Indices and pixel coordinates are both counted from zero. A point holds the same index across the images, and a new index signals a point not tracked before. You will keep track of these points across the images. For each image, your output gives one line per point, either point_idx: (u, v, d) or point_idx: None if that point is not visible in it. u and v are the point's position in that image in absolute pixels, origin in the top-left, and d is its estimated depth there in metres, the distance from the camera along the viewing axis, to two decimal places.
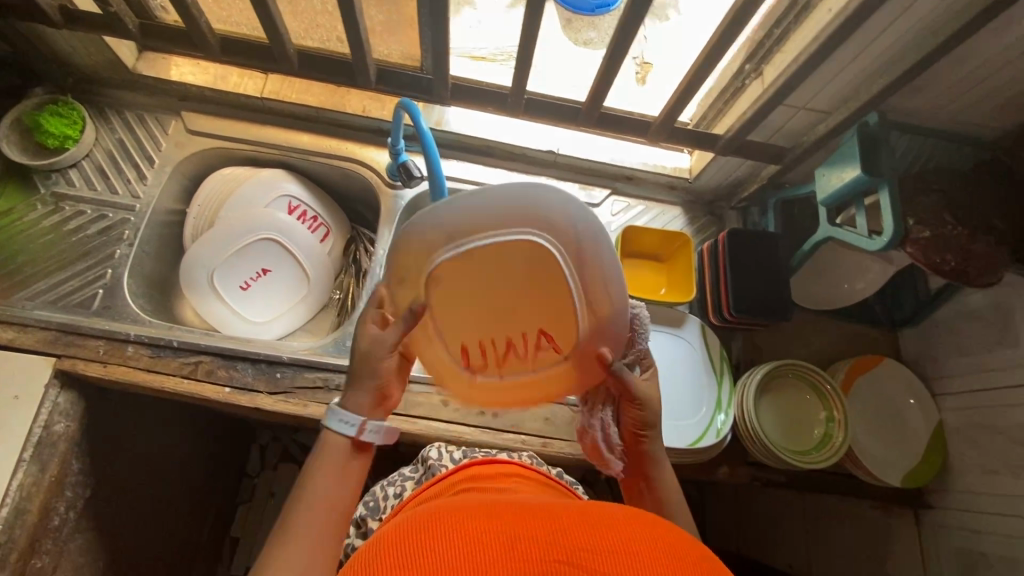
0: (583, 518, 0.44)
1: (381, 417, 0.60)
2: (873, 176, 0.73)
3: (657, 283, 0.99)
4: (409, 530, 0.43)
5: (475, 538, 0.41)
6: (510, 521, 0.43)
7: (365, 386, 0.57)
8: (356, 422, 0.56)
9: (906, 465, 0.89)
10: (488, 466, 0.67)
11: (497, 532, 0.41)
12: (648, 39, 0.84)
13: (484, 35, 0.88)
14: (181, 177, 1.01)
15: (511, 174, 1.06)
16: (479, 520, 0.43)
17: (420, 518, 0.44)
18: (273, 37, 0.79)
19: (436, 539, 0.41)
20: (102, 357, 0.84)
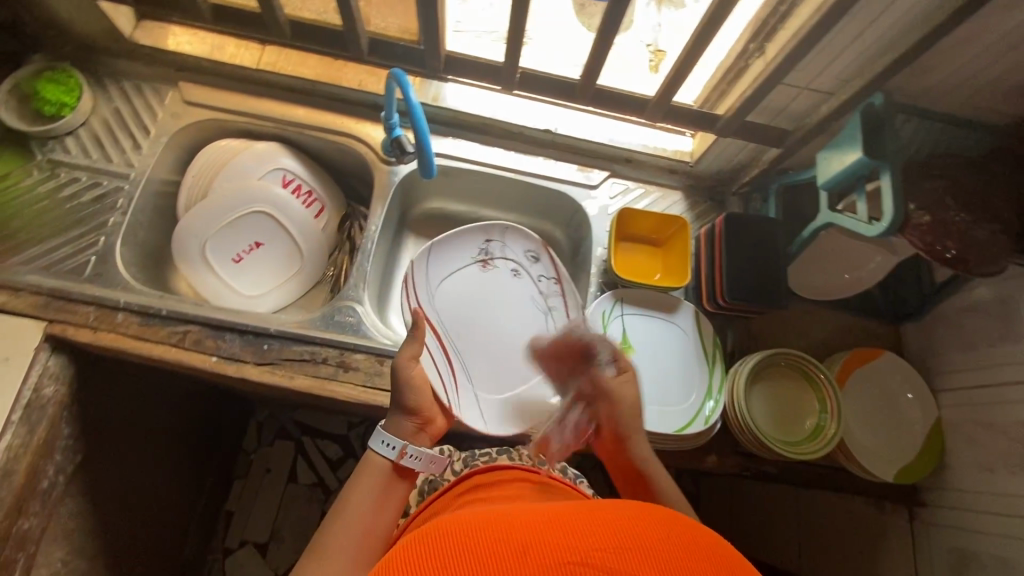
0: (595, 516, 0.41)
1: (424, 441, 0.73)
2: (873, 159, 0.71)
3: (653, 268, 0.97)
4: (416, 556, 0.38)
5: (487, 550, 0.37)
6: (528, 526, 0.40)
7: (403, 414, 0.71)
8: (396, 446, 0.67)
9: (900, 460, 0.87)
10: (488, 472, 0.69)
11: (512, 539, 0.38)
12: (662, 27, 0.77)
13: (496, 16, 0.82)
14: (177, 148, 1.00)
15: (508, 153, 1.04)
16: (487, 530, 0.39)
17: (424, 539, 0.40)
18: (265, 5, 0.78)
19: (447, 559, 0.37)
20: (93, 323, 0.84)
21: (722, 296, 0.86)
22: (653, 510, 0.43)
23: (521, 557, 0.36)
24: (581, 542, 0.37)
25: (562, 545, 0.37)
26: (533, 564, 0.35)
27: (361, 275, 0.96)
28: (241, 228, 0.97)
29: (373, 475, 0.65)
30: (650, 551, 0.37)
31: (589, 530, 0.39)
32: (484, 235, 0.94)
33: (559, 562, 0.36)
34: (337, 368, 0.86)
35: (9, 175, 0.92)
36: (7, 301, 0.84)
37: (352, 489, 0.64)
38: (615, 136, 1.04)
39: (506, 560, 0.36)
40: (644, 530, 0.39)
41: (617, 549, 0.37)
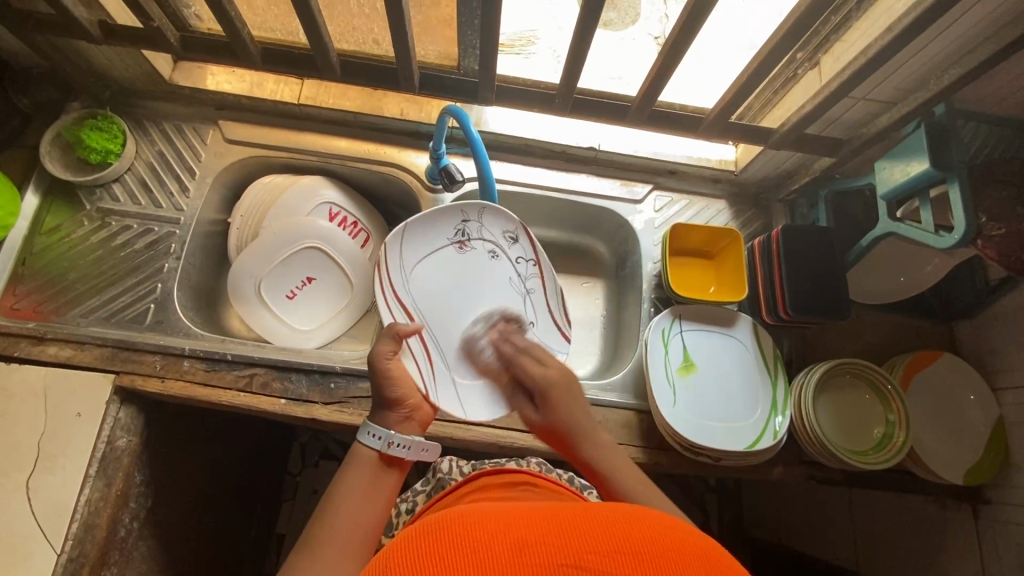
0: (599, 515, 0.40)
1: (416, 430, 0.65)
2: (942, 170, 0.70)
3: (706, 281, 0.98)
4: (417, 536, 0.38)
5: (476, 545, 0.36)
6: (521, 523, 0.38)
7: (388, 412, 0.63)
8: (383, 435, 0.60)
9: (965, 463, 0.88)
10: (499, 474, 0.68)
11: (509, 532, 0.37)
12: (670, 19, 0.83)
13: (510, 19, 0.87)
14: (222, 187, 1.00)
15: (552, 172, 1.04)
16: (487, 520, 0.38)
17: (427, 521, 0.40)
18: (317, 46, 0.78)
19: (444, 543, 0.36)
20: (160, 373, 0.85)
21: (785, 309, 0.87)
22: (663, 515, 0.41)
23: (516, 551, 0.35)
24: (577, 543, 0.36)
25: (559, 545, 0.36)
26: (528, 564, 0.34)
27: None
28: (293, 265, 0.97)
29: (361, 465, 0.58)
30: (647, 559, 0.36)
31: (589, 531, 0.38)
32: (461, 215, 0.88)
33: (553, 563, 0.35)
34: None
35: (60, 228, 0.92)
36: (73, 356, 0.84)
37: (344, 478, 0.57)
38: (659, 149, 1.04)
39: (502, 552, 0.35)
40: (647, 533, 0.38)
41: (615, 554, 0.36)
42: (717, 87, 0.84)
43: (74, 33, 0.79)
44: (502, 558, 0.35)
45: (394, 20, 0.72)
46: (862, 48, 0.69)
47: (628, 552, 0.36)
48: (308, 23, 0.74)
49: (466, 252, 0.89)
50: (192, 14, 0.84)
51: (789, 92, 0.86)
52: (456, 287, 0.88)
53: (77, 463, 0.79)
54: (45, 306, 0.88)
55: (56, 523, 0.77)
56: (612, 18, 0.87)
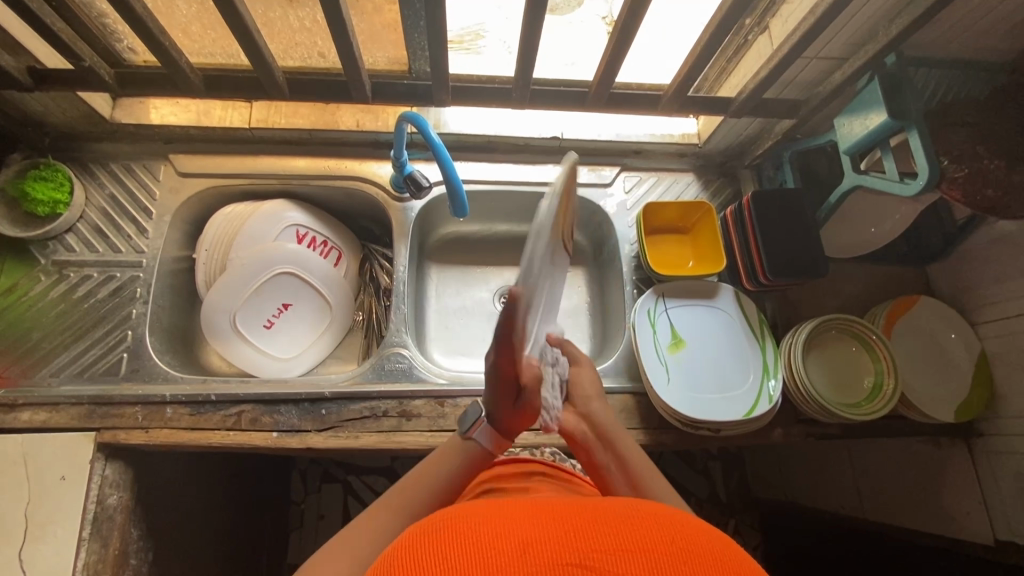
0: (605, 515, 0.39)
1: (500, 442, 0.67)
2: (900, 120, 0.71)
3: (685, 256, 0.98)
4: (418, 538, 0.37)
5: (479, 544, 0.35)
6: (526, 521, 0.38)
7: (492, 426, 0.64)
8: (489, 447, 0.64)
9: (954, 401, 0.90)
10: (514, 466, 0.70)
11: (511, 532, 0.36)
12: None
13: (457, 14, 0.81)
14: (183, 222, 0.97)
15: (518, 166, 1.03)
16: (490, 520, 0.38)
17: (429, 522, 0.39)
18: (260, 67, 0.76)
19: (447, 546, 0.35)
20: (143, 423, 0.82)
21: (764, 274, 0.87)
22: (672, 514, 0.41)
23: (519, 550, 0.34)
24: (583, 542, 0.35)
25: (563, 545, 0.35)
26: (532, 564, 0.34)
27: (401, 317, 0.94)
28: (266, 293, 0.95)
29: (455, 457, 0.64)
30: (653, 560, 0.35)
31: (594, 531, 0.37)
32: None
33: (557, 563, 0.34)
34: (399, 418, 0.85)
35: (15, 286, 0.88)
36: (48, 418, 0.81)
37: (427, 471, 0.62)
38: (622, 131, 1.03)
39: (505, 553, 0.34)
40: (653, 533, 0.37)
41: (622, 552, 0.35)
42: (672, 62, 0.84)
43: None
44: (505, 558, 0.34)
45: (337, 32, 0.70)
46: (809, 9, 0.70)
47: (634, 550, 0.35)
48: (248, 45, 0.72)
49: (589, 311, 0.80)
50: (124, 47, 0.80)
51: (742, 59, 0.87)
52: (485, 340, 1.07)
53: (68, 528, 0.76)
54: (10, 371, 0.84)
55: None
56: (559, 4, 0.78)
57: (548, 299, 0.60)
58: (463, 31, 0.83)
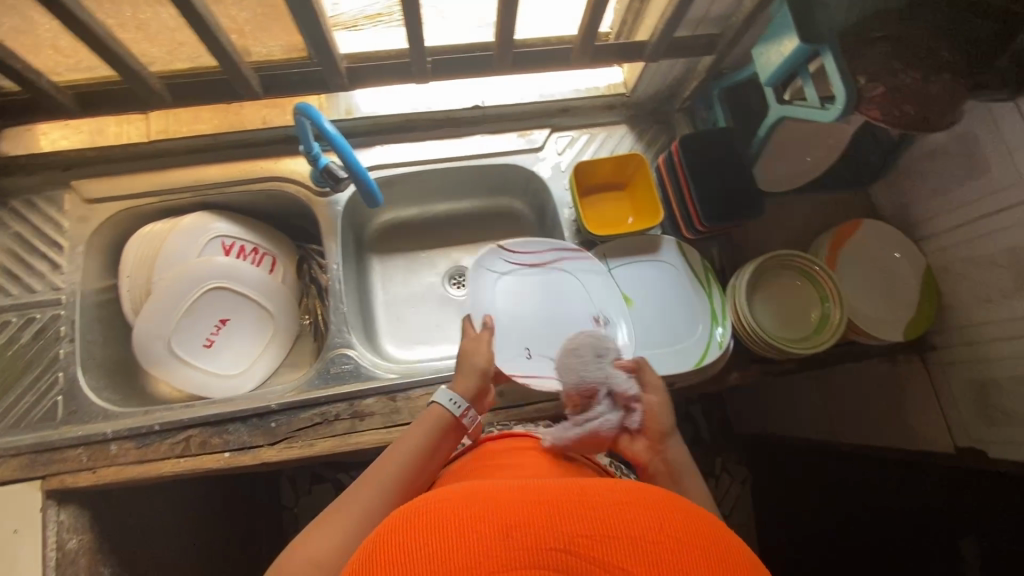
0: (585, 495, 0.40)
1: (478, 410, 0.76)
2: (813, 44, 0.68)
3: (624, 212, 0.95)
4: (406, 521, 0.38)
5: (470, 525, 0.36)
6: (515, 503, 0.38)
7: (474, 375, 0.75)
8: (462, 406, 0.71)
9: (903, 319, 0.90)
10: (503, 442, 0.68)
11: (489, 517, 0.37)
12: None
13: None
14: (100, 251, 0.92)
15: (445, 141, 0.99)
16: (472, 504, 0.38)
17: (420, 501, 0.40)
18: (131, 76, 0.70)
19: (435, 529, 0.36)
20: (90, 464, 0.80)
21: (700, 221, 0.85)
22: (657, 496, 0.41)
23: (501, 537, 0.36)
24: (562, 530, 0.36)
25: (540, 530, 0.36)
26: (515, 548, 0.35)
27: (341, 317, 0.92)
28: (199, 312, 0.91)
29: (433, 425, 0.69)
30: (639, 544, 0.36)
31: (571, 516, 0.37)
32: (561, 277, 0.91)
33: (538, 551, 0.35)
34: (352, 420, 0.83)
35: None
36: None
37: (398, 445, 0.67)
38: (545, 90, 0.99)
39: (485, 536, 0.36)
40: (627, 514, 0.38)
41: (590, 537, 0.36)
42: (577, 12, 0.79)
43: None
44: (483, 542, 0.35)
45: (202, 28, 0.64)
46: None
47: (606, 536, 0.36)
48: (109, 55, 0.66)
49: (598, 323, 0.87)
50: None
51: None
52: (437, 325, 1.05)
53: None
54: None
55: None
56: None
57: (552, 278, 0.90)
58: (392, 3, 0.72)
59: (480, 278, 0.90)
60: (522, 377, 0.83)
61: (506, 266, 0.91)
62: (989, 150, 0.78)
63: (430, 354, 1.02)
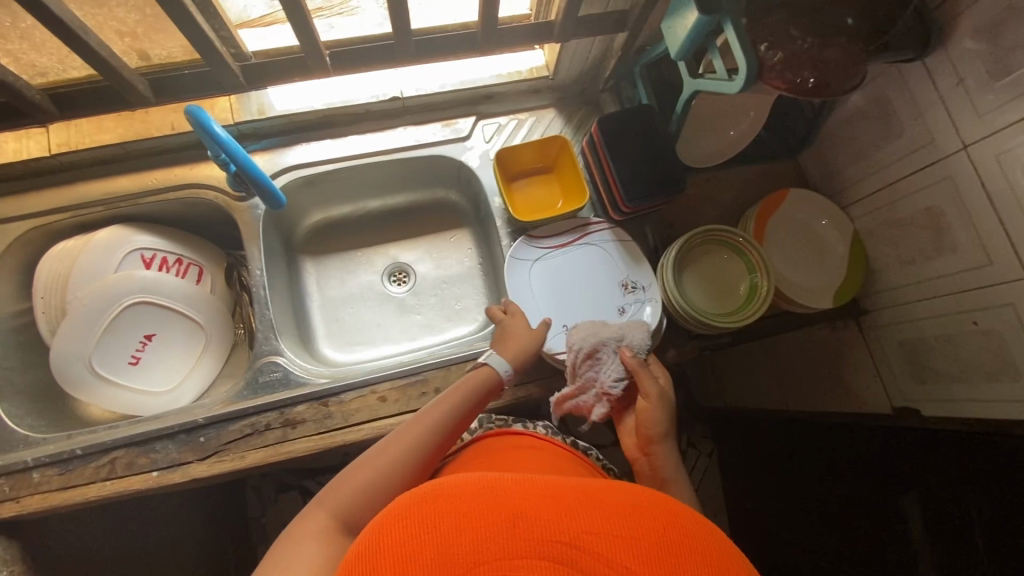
0: (575, 493, 0.42)
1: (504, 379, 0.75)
2: (712, 15, 0.67)
3: (553, 197, 0.94)
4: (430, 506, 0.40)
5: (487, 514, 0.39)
6: (530, 496, 0.41)
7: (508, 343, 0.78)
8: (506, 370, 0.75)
9: (832, 285, 0.90)
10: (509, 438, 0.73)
11: (482, 508, 0.39)
12: None
13: None
14: (11, 274, 0.89)
15: (367, 136, 0.97)
16: (467, 498, 0.41)
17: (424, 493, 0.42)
18: (5, 90, 0.66)
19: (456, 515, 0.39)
20: (11, 494, 0.77)
21: (623, 203, 0.84)
22: (649, 498, 0.43)
23: (500, 526, 0.38)
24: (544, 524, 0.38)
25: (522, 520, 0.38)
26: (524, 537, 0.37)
27: (267, 324, 0.89)
28: (121, 329, 0.88)
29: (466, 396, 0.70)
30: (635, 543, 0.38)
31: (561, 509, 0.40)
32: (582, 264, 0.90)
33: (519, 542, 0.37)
34: (284, 429, 0.81)
35: None
36: None
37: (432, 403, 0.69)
38: (464, 77, 0.96)
39: (484, 527, 0.38)
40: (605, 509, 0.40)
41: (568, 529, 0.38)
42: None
43: None
44: (480, 532, 0.38)
45: (69, 35, 0.61)
46: None
47: (589, 524, 0.39)
48: None
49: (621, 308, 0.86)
50: None
51: None
52: (377, 324, 1.03)
53: None
54: None
55: None
56: None
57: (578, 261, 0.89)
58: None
59: (515, 269, 0.88)
60: (563, 355, 0.82)
61: (536, 253, 0.89)
62: (902, 113, 0.78)
63: (370, 354, 1.01)
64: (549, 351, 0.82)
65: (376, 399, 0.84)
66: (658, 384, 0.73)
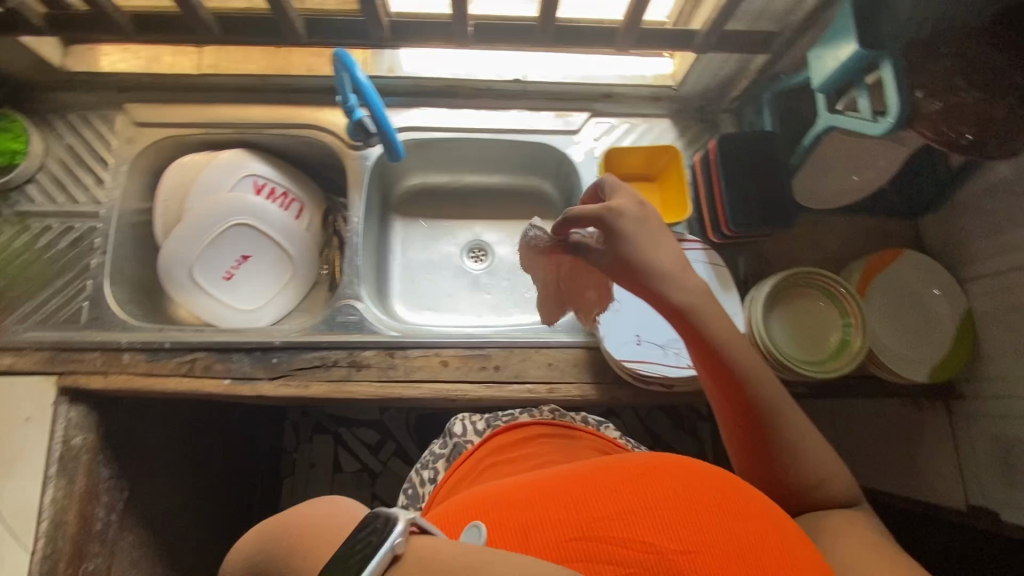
0: (651, 475, 0.44)
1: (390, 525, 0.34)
2: (872, 51, 0.64)
3: (652, 206, 0.93)
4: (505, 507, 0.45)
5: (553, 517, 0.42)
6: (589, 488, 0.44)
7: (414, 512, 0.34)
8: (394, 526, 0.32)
9: (931, 359, 0.84)
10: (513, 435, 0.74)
11: (569, 499, 0.43)
12: None
13: None
14: (143, 173, 0.97)
15: (481, 112, 0.99)
16: (548, 492, 0.45)
17: (517, 487, 0.48)
18: (184, 5, 0.72)
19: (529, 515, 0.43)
20: (103, 368, 0.84)
21: (728, 225, 0.82)
22: (709, 477, 0.46)
23: (566, 517, 0.41)
24: (618, 507, 0.41)
25: (603, 504, 0.42)
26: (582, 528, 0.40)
27: (354, 270, 0.94)
28: (224, 244, 0.94)
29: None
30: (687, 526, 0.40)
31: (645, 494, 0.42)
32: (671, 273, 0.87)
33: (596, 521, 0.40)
34: (350, 368, 0.85)
35: None
36: (13, 363, 0.84)
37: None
38: (588, 72, 0.97)
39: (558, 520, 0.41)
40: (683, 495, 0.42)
41: (653, 515, 0.41)
42: None
43: None
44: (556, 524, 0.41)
45: None
46: None
47: (658, 512, 0.40)
48: None
49: None
50: None
51: None
52: (449, 293, 1.05)
53: (35, 465, 0.80)
54: None
55: (24, 527, 0.79)
56: None
57: None
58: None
59: None
60: (632, 363, 0.82)
61: None
62: None
63: (438, 319, 1.04)
64: (617, 357, 0.82)
65: (439, 362, 0.86)
66: (623, 226, 0.62)
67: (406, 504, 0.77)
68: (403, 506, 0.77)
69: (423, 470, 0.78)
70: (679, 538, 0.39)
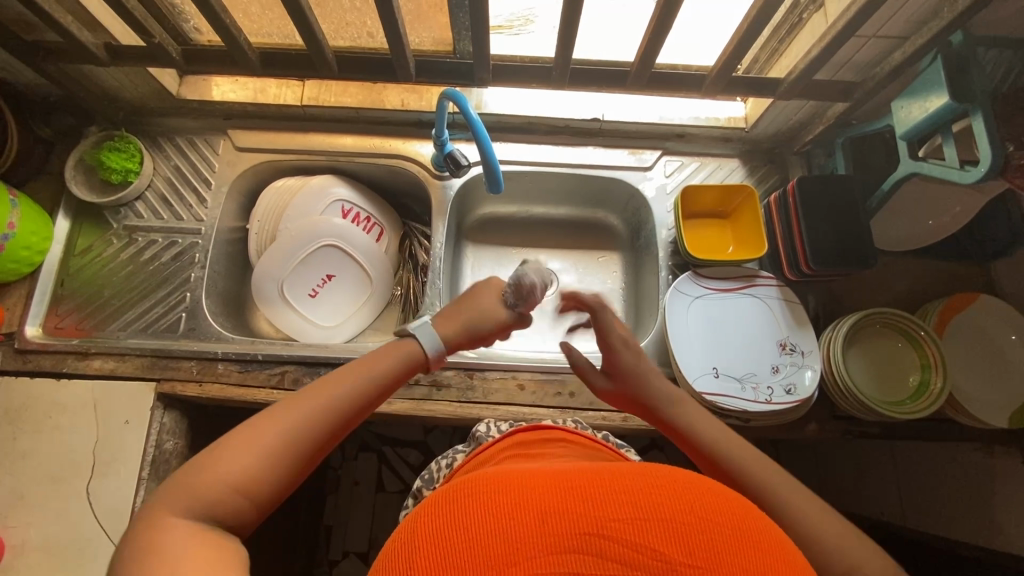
0: (620, 475, 0.37)
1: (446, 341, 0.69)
2: (963, 103, 0.67)
3: (725, 242, 0.97)
4: (451, 496, 0.36)
5: (506, 515, 0.33)
6: (553, 484, 0.36)
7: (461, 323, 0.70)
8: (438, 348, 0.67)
9: (1012, 403, 0.82)
10: (533, 433, 0.64)
11: (521, 489, 0.35)
12: None
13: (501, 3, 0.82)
14: (239, 194, 1.03)
15: (558, 148, 1.04)
16: (499, 481, 0.37)
17: (452, 485, 0.38)
18: (313, 47, 0.79)
19: (477, 504, 0.35)
20: (197, 377, 0.89)
21: (806, 263, 0.85)
22: (681, 471, 0.38)
23: (527, 514, 0.33)
24: (598, 508, 0.34)
25: (580, 510, 0.33)
26: (550, 531, 0.32)
27: (435, 292, 0.99)
28: (312, 264, 0.99)
29: (388, 356, 0.63)
30: (673, 529, 0.33)
31: (624, 496, 0.35)
32: (749, 304, 0.90)
33: (576, 532, 0.32)
34: (430, 388, 0.88)
35: (91, 247, 0.97)
36: (116, 367, 0.89)
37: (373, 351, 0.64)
38: (665, 113, 1.01)
39: (519, 521, 0.33)
40: (671, 496, 0.35)
41: (644, 519, 0.33)
42: (714, 43, 0.85)
43: (84, 58, 0.82)
44: (514, 528, 0.33)
45: (386, 14, 0.73)
46: None
47: (631, 509, 0.34)
48: (302, 24, 0.75)
49: (779, 369, 0.85)
50: (192, 28, 0.86)
51: (795, 38, 0.83)
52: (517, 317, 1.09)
53: (129, 466, 0.83)
54: (85, 323, 0.93)
55: (116, 526, 0.81)
56: None
57: (744, 307, 0.90)
58: (514, 18, 0.85)
59: (676, 302, 0.89)
60: (710, 396, 0.83)
61: (700, 290, 0.91)
62: None
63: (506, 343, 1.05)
64: (696, 388, 0.84)
65: (516, 385, 0.89)
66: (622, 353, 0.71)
67: (421, 487, 0.80)
68: (418, 487, 0.80)
69: (443, 459, 0.82)
70: (687, 547, 0.32)
